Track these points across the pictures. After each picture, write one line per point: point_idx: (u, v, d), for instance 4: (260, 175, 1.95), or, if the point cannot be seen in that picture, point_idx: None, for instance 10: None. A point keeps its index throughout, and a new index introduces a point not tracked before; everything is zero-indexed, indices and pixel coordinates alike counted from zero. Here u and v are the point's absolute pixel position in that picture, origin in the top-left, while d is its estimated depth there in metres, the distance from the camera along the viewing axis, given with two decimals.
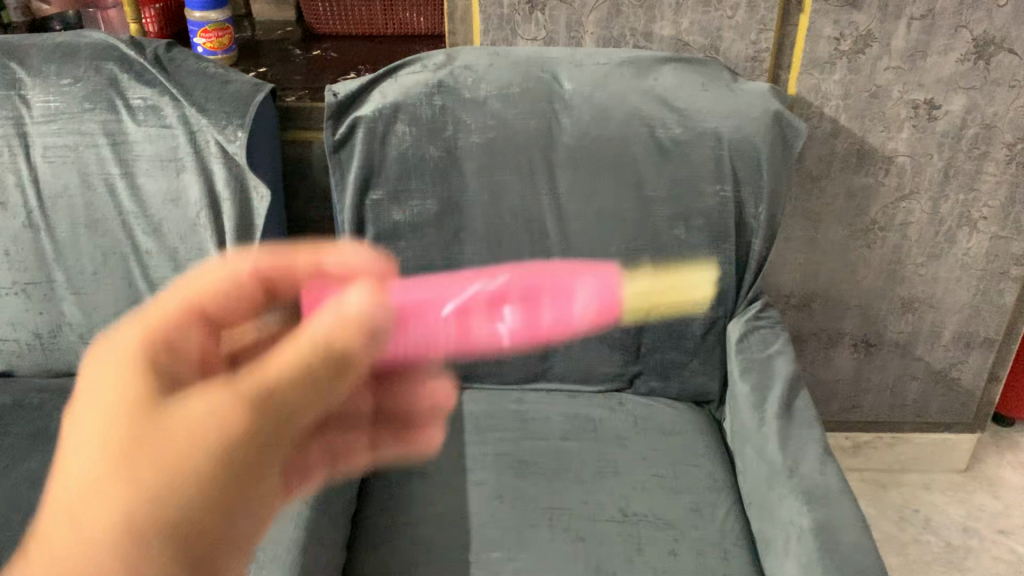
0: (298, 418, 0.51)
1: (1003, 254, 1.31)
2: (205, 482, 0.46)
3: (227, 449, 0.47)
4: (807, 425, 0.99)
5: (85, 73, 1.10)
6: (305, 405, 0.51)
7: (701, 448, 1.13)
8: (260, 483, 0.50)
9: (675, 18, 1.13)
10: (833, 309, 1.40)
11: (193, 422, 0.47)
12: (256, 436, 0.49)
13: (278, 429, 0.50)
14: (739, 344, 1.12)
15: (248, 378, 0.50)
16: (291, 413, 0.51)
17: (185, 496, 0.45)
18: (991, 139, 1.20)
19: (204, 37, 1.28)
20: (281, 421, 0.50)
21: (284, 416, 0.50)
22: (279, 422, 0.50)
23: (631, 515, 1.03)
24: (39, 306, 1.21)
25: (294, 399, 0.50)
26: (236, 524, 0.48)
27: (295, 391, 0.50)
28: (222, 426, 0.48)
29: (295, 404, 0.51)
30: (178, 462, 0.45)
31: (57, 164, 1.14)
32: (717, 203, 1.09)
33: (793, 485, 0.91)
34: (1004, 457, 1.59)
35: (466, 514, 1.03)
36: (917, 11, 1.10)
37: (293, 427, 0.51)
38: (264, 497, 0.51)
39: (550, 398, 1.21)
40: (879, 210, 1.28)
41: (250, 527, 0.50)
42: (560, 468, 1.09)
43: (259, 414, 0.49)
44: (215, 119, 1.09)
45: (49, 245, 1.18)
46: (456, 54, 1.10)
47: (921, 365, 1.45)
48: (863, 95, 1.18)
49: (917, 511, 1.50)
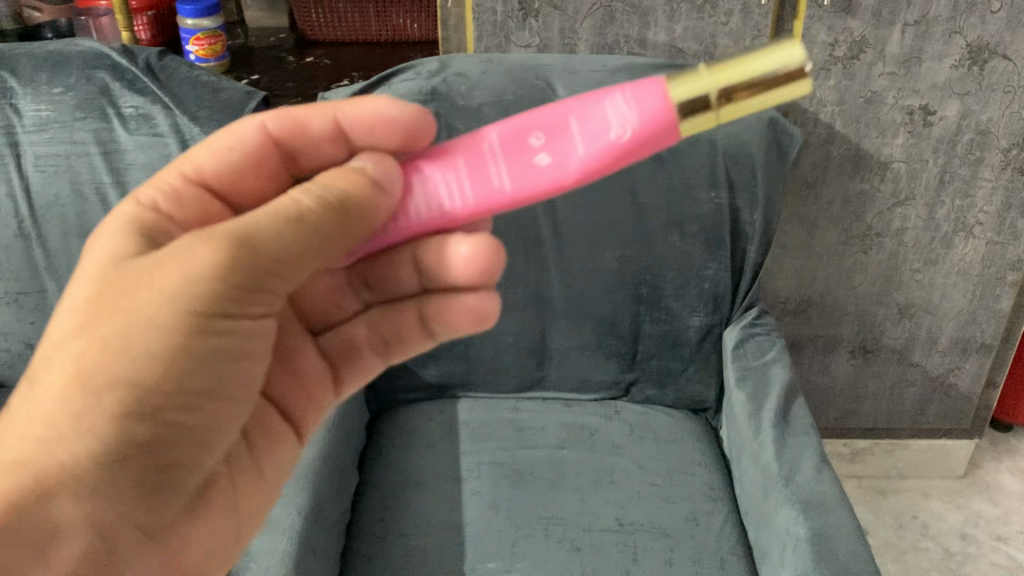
0: (290, 269, 0.52)
1: (998, 260, 1.30)
2: (165, 326, 0.50)
3: (197, 297, 0.50)
4: (803, 432, 0.98)
5: (76, 82, 1.10)
6: (294, 260, 0.51)
7: (698, 456, 1.13)
8: (242, 327, 0.53)
9: (669, 25, 1.12)
10: (829, 315, 1.39)
11: (169, 265, 0.51)
12: (229, 284, 0.50)
13: (260, 279, 0.51)
14: (735, 352, 1.11)
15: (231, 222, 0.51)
16: (274, 264, 0.51)
17: (145, 334, 0.50)
18: (986, 144, 1.20)
19: (196, 45, 1.28)
20: (262, 271, 0.51)
21: (267, 264, 0.51)
22: (261, 271, 0.51)
23: (627, 525, 1.02)
24: (31, 314, 1.20)
25: (273, 253, 0.51)
26: (215, 361, 0.53)
27: (275, 245, 0.51)
28: (190, 272, 0.50)
29: (282, 253, 0.51)
30: (141, 311, 0.50)
31: (47, 174, 1.13)
32: (712, 210, 1.08)
33: (789, 493, 0.90)
34: (1002, 463, 1.59)
35: (461, 525, 1.02)
36: (911, 17, 1.10)
37: (283, 280, 0.52)
38: (255, 341, 0.55)
39: (546, 407, 1.20)
40: (875, 215, 1.28)
41: (235, 365, 0.54)
42: (556, 478, 1.08)
43: (236, 258, 0.50)
44: (207, 127, 1.09)
45: (40, 255, 1.17)
46: (449, 61, 1.10)
47: (918, 371, 1.44)
48: (858, 101, 1.17)
49: (915, 517, 1.49)
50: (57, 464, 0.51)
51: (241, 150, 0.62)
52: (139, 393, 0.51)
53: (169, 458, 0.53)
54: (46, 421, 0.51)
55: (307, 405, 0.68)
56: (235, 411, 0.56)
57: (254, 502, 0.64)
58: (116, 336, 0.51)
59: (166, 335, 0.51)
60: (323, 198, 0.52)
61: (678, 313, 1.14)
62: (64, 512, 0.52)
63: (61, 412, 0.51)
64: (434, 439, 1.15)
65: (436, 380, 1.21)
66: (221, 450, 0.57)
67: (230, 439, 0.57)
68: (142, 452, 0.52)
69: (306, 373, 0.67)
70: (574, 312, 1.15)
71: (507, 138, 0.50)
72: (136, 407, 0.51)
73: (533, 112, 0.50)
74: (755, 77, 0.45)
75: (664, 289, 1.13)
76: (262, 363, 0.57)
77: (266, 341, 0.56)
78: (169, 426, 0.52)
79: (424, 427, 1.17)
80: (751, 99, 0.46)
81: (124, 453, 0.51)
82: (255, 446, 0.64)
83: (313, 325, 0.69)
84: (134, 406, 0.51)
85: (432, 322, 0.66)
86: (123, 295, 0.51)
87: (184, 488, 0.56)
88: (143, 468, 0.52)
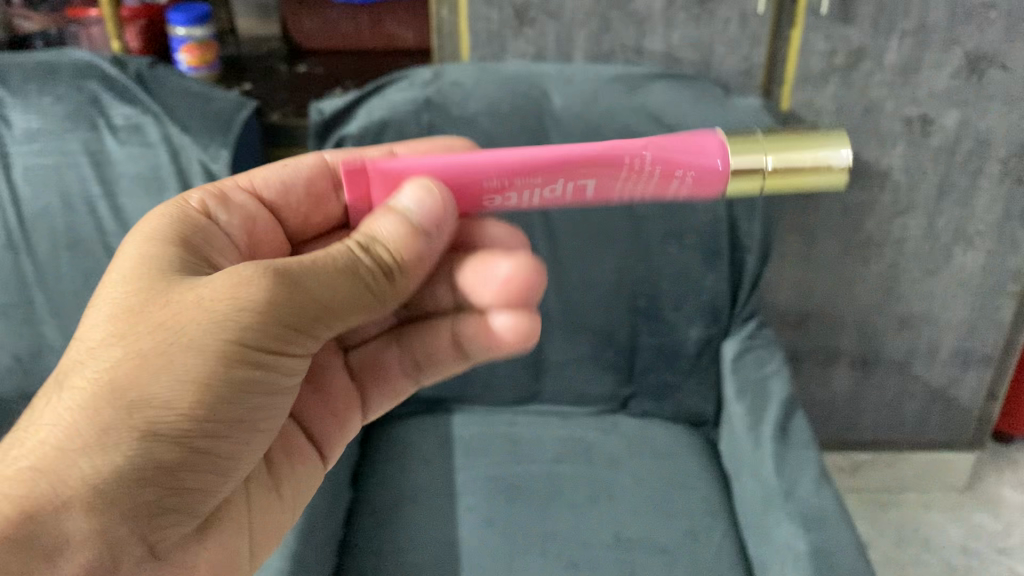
0: (333, 317, 0.57)
1: (999, 270, 1.29)
2: (208, 353, 0.52)
3: (247, 330, 0.53)
4: (803, 446, 0.96)
5: (67, 92, 1.08)
6: (339, 306, 0.57)
7: (696, 470, 1.11)
8: (277, 366, 0.56)
9: (666, 33, 1.11)
10: (829, 327, 1.38)
11: (218, 292, 0.53)
12: (278, 323, 0.54)
13: (307, 321, 0.55)
14: (734, 364, 1.10)
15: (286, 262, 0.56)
16: (323, 308, 0.56)
17: (188, 357, 0.52)
18: (985, 154, 1.19)
19: (188, 54, 1.27)
20: (313, 314, 0.55)
21: (320, 306, 0.56)
22: (308, 316, 0.55)
23: (625, 541, 1.00)
24: (20, 328, 1.17)
25: (321, 297, 0.56)
26: (251, 390, 0.55)
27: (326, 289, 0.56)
28: (243, 303, 0.53)
29: (332, 300, 0.56)
30: (189, 333, 0.52)
31: (37, 185, 1.11)
32: (710, 220, 1.06)
33: (790, 509, 0.88)
34: (1004, 475, 1.57)
35: (455, 541, 1.00)
36: (909, 25, 1.09)
37: (326, 325, 0.57)
38: (284, 383, 0.58)
39: (542, 420, 1.19)
40: (875, 225, 1.27)
41: (267, 398, 0.57)
42: (552, 493, 1.06)
43: (289, 297, 0.54)
44: (198, 138, 1.08)
45: (29, 267, 1.15)
46: (444, 69, 1.08)
47: (918, 383, 1.43)
48: (857, 110, 1.16)
49: (916, 531, 1.48)
50: (79, 479, 0.50)
51: (302, 178, 0.72)
52: (170, 419, 0.52)
53: (195, 483, 0.54)
54: (67, 432, 0.51)
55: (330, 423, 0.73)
56: (258, 445, 0.59)
57: (264, 530, 0.65)
58: (159, 357, 0.52)
59: (210, 364, 0.53)
60: (372, 259, 0.59)
61: (675, 325, 1.13)
62: (76, 523, 0.50)
63: (87, 424, 0.51)
64: (429, 454, 1.13)
65: (432, 394, 1.19)
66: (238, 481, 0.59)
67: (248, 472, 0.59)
68: (165, 474, 0.52)
69: (333, 392, 0.73)
70: (571, 324, 1.14)
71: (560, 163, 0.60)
72: (166, 430, 0.52)
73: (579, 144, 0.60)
74: (801, 156, 0.60)
75: (662, 300, 1.11)
76: (286, 400, 0.59)
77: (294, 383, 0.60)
78: (198, 455, 0.53)
79: (419, 441, 1.15)
80: (798, 176, 0.60)
81: (148, 475, 0.51)
82: (273, 463, 0.67)
83: (346, 342, 0.77)
84: (170, 428, 0.52)
85: (466, 346, 0.71)
86: (166, 317, 0.53)
87: (207, 508, 0.57)
88: (160, 493, 0.52)
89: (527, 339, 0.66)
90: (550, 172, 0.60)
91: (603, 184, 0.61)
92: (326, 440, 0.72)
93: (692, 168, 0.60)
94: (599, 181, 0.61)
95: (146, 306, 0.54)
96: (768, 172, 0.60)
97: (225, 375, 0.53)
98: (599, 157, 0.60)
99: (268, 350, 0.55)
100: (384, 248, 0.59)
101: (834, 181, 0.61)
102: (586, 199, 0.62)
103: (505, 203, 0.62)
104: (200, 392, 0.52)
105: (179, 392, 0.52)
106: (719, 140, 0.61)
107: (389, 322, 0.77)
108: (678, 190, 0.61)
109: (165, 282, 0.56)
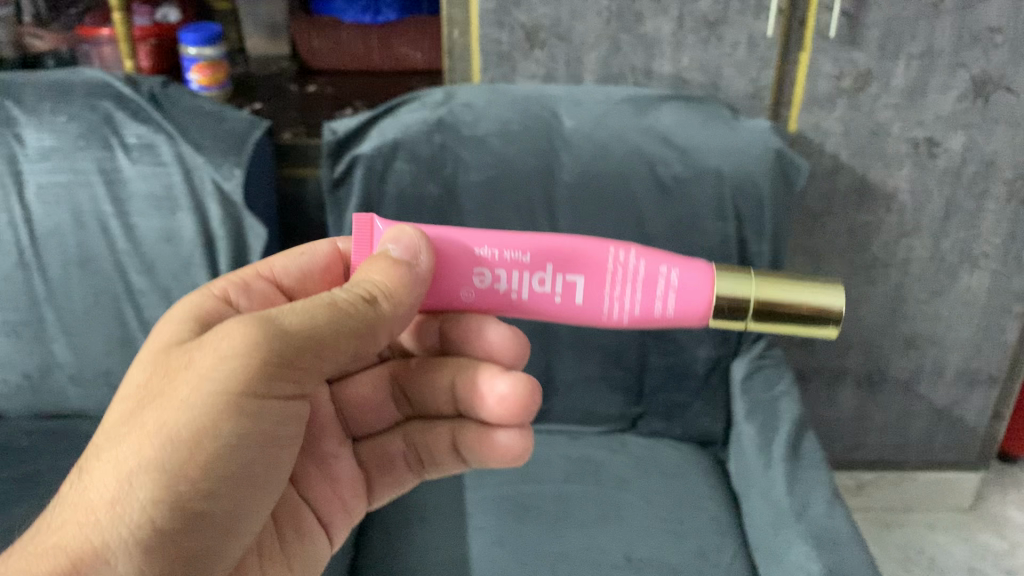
0: (320, 353, 0.56)
1: (1004, 291, 1.30)
2: (198, 407, 0.54)
3: (235, 378, 0.54)
4: (814, 466, 0.96)
5: (80, 111, 1.09)
6: (326, 342, 0.56)
7: (705, 490, 1.11)
8: (275, 410, 0.57)
9: (674, 56, 1.12)
10: (835, 346, 1.38)
11: (206, 351, 0.55)
12: (263, 365, 0.54)
13: (295, 362, 0.56)
14: (744, 385, 1.10)
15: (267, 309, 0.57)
16: (312, 342, 0.56)
17: (182, 415, 0.53)
18: (991, 176, 1.20)
19: (198, 73, 1.28)
20: (300, 349, 0.55)
21: (305, 342, 0.56)
22: (293, 351, 0.55)
23: (635, 560, 1.00)
24: (29, 346, 1.17)
25: (304, 330, 0.56)
26: (249, 442, 0.55)
27: (306, 322, 0.56)
28: (226, 355, 0.54)
29: (319, 334, 0.56)
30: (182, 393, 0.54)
31: (50, 204, 1.12)
32: (719, 241, 1.09)
33: (802, 529, 0.88)
34: (1008, 495, 1.58)
35: (465, 560, 1.00)
36: (915, 49, 1.10)
37: (316, 361, 0.57)
38: (286, 425, 0.58)
39: (552, 439, 1.19)
40: (881, 246, 1.27)
41: (267, 450, 0.57)
42: (562, 512, 1.06)
43: (268, 335, 0.55)
44: (211, 156, 1.08)
45: (39, 284, 1.15)
46: (455, 91, 1.09)
47: (923, 403, 1.43)
48: (863, 132, 1.17)
49: (922, 551, 1.48)
50: (91, 552, 0.51)
51: (318, 266, 0.71)
52: (169, 480, 0.53)
53: (203, 543, 0.54)
54: (81, 513, 0.52)
55: (337, 508, 0.71)
56: (265, 498, 0.59)
57: None
58: (154, 424, 0.53)
59: (202, 417, 0.53)
60: (356, 291, 0.58)
61: (685, 344, 1.13)
62: None
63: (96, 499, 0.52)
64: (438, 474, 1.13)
65: None
66: (251, 533, 0.59)
67: (259, 522, 0.59)
68: (171, 538, 0.53)
69: (340, 477, 0.72)
70: (581, 343, 1.14)
71: (556, 255, 0.60)
72: (168, 493, 0.52)
73: (582, 242, 0.60)
74: (790, 301, 0.58)
75: None
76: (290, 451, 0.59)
77: (298, 425, 0.60)
78: (202, 513, 0.54)
79: None
80: (781, 321, 0.58)
81: (156, 539, 0.52)
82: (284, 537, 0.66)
83: (353, 431, 0.76)
84: (171, 489, 0.53)
85: (465, 450, 0.73)
86: (162, 389, 0.55)
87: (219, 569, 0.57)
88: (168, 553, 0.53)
89: (516, 459, 0.70)
90: (538, 255, 0.60)
91: (589, 282, 0.59)
92: (331, 519, 0.70)
93: (679, 272, 0.58)
94: (585, 276, 0.59)
95: (149, 383, 0.57)
96: (752, 308, 0.58)
97: (220, 430, 0.54)
98: (591, 258, 0.59)
99: (259, 395, 0.55)
100: (371, 283, 0.58)
101: (823, 329, 0.59)
102: (571, 302, 0.60)
103: (491, 287, 0.61)
104: (197, 449, 0.53)
105: (176, 452, 0.53)
106: (713, 267, 0.59)
107: (395, 416, 0.77)
108: (665, 302, 0.58)
109: (165, 358, 0.58)
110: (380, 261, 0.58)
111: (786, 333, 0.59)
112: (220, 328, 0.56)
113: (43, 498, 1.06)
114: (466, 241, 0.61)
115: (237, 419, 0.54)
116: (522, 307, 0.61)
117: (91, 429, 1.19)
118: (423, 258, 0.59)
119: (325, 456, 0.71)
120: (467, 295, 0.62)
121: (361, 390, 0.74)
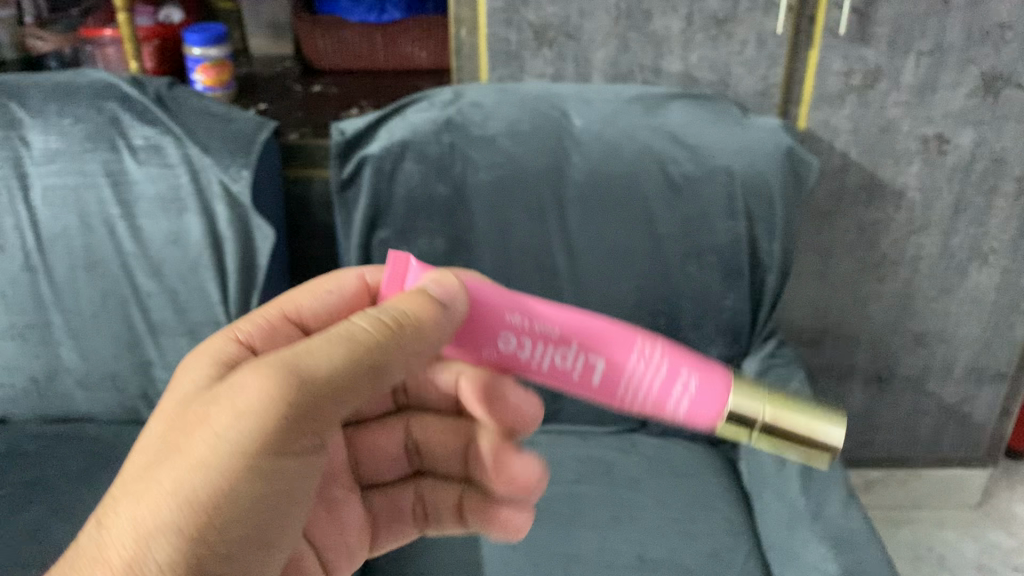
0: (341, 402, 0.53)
1: (1013, 288, 1.29)
2: (213, 467, 0.51)
3: (251, 435, 0.51)
4: (828, 466, 0.96)
5: (86, 113, 1.08)
6: (347, 389, 0.53)
7: (717, 489, 1.11)
8: (293, 463, 0.53)
9: (683, 54, 1.12)
10: (844, 345, 1.37)
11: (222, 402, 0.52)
12: (277, 421, 0.51)
13: (315, 415, 0.52)
14: (755, 384, 1.09)
15: (285, 351, 0.53)
16: (334, 390, 0.52)
17: (197, 476, 0.51)
18: (1000, 173, 1.20)
19: (203, 74, 1.27)
20: (321, 397, 0.52)
21: (326, 389, 0.52)
22: (309, 403, 0.51)
23: (648, 561, 1.00)
24: (35, 349, 1.16)
25: (322, 378, 0.52)
26: (263, 501, 0.52)
27: (326, 368, 0.51)
28: (241, 410, 0.51)
29: (340, 381, 0.52)
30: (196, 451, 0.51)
31: (57, 206, 1.11)
32: (730, 240, 1.08)
33: (818, 529, 0.88)
34: (1016, 492, 1.58)
35: (478, 563, 1.00)
36: (925, 46, 1.10)
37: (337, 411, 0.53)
38: (308, 474, 0.55)
39: (562, 440, 1.18)
40: (890, 243, 1.27)
41: (283, 505, 0.54)
42: (574, 514, 1.06)
43: (288, 385, 0.51)
44: (219, 158, 1.08)
45: (46, 287, 1.14)
46: (463, 91, 1.09)
47: (932, 401, 1.42)
48: (873, 129, 1.17)
49: (931, 549, 1.48)
50: None
51: (344, 301, 0.67)
52: (181, 546, 0.50)
53: None
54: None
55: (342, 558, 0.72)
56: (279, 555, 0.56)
57: None
58: (170, 484, 0.50)
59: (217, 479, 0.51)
60: (382, 322, 0.54)
61: (696, 342, 1.13)
62: None
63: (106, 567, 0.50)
64: None
65: None
66: None
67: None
68: None
69: (349, 524, 0.73)
70: None
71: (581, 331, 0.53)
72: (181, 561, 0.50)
73: (607, 325, 0.53)
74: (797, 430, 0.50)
75: (682, 319, 1.12)
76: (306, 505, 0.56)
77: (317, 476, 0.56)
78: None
79: None
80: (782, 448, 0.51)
81: None
82: None
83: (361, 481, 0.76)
84: (184, 555, 0.50)
85: (469, 515, 0.75)
86: (176, 444, 0.52)
87: None
88: None
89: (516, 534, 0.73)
90: (563, 329, 0.53)
91: (608, 369, 0.52)
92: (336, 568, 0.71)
93: (698, 381, 0.50)
94: (606, 359, 0.52)
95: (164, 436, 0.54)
96: (759, 427, 0.50)
97: (235, 491, 0.51)
98: (615, 340, 0.52)
99: (276, 452, 0.52)
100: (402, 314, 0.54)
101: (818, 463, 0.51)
102: (585, 385, 0.53)
103: (512, 354, 0.54)
104: (213, 512, 0.51)
105: (190, 514, 0.50)
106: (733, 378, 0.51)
107: (405, 468, 0.78)
108: (676, 409, 0.51)
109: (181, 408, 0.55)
110: (416, 298, 0.55)
111: (781, 454, 0.52)
112: (238, 375, 0.53)
113: (52, 503, 1.06)
114: (497, 300, 0.55)
115: (252, 478, 0.51)
116: (544, 377, 0.55)
117: (99, 432, 1.19)
118: (460, 301, 0.54)
119: (335, 503, 0.72)
120: (490, 354, 0.56)
121: (377, 437, 0.75)
